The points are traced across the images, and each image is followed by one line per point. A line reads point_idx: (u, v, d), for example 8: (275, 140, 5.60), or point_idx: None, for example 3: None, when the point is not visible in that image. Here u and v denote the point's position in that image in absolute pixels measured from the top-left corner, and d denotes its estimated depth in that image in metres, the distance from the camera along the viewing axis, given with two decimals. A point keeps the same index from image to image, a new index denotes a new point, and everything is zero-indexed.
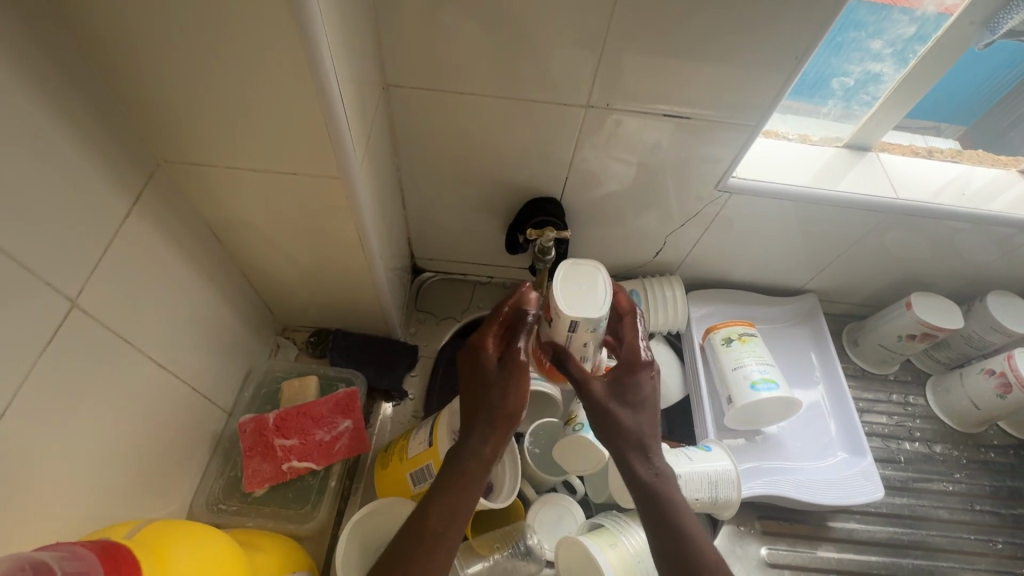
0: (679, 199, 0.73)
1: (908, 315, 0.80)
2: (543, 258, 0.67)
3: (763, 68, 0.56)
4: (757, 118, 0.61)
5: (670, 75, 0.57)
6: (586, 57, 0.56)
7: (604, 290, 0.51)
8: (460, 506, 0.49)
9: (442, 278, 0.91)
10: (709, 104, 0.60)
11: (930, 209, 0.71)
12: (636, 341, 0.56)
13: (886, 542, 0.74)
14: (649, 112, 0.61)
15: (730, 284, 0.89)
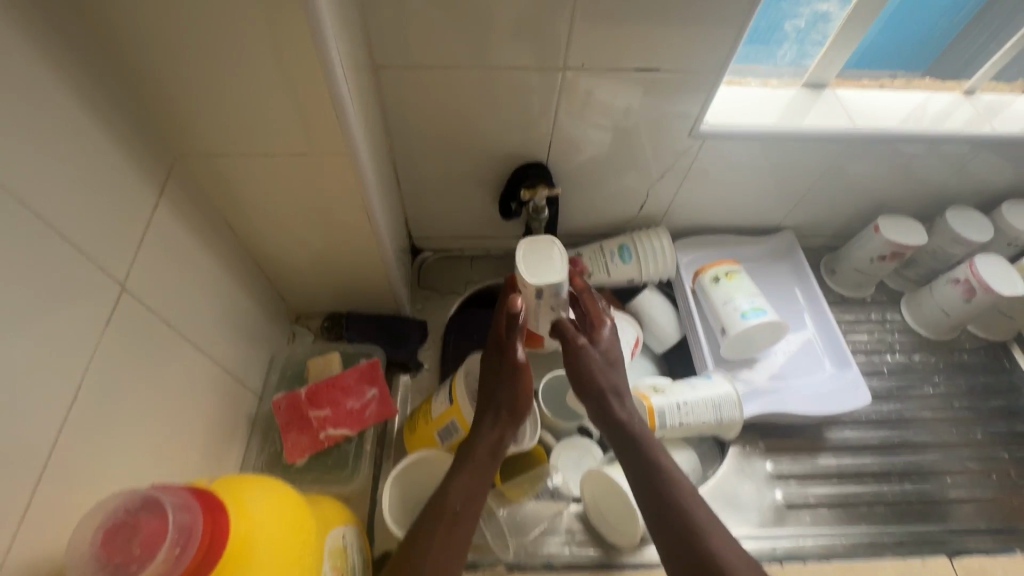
0: (657, 153, 0.78)
1: (877, 237, 0.86)
2: (538, 216, 0.77)
3: (722, 16, 0.60)
4: (721, 64, 0.65)
5: (638, 31, 0.61)
6: (559, 20, 0.59)
7: (560, 259, 0.60)
8: (473, 491, 0.57)
9: (441, 255, 0.95)
10: (674, 59, 0.64)
11: (886, 134, 0.77)
12: (598, 309, 0.69)
13: (878, 445, 0.81)
14: (622, 69, 0.65)
15: (713, 229, 0.94)
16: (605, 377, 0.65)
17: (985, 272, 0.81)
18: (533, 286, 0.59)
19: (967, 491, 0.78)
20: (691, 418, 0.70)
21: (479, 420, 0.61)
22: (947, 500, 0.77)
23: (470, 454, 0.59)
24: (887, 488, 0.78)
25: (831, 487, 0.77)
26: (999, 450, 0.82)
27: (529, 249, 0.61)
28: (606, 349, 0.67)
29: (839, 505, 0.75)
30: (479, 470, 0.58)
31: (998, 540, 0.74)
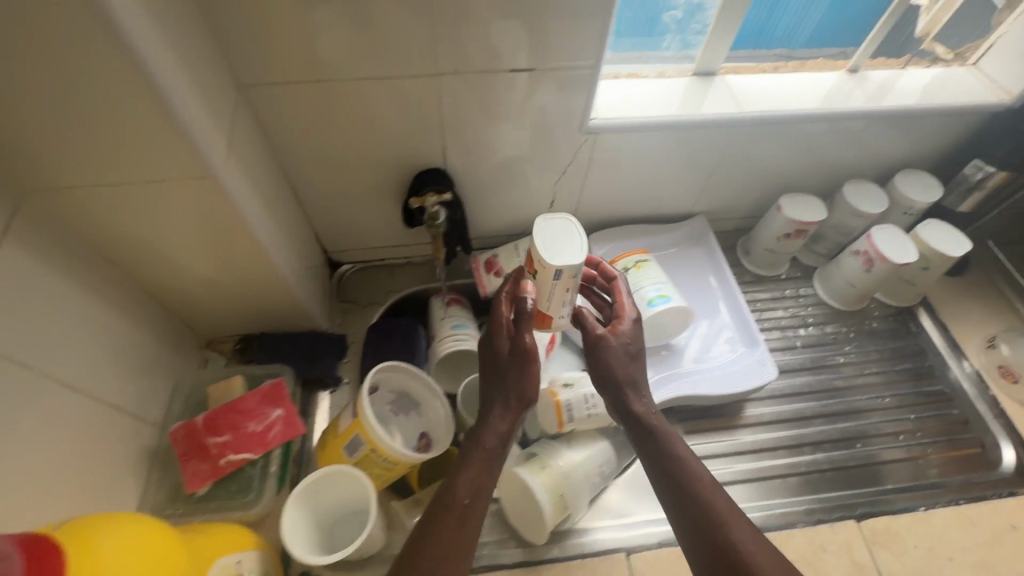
0: (554, 150, 0.79)
1: (780, 216, 0.89)
2: (434, 222, 0.75)
3: (582, 12, 0.61)
4: (594, 60, 0.66)
5: (502, 32, 0.61)
6: (421, 28, 0.59)
7: (580, 238, 0.54)
8: (482, 484, 0.55)
9: (360, 267, 0.94)
10: (546, 57, 0.65)
11: (772, 117, 0.80)
12: (624, 300, 0.66)
13: (792, 417, 0.84)
14: (496, 72, 0.66)
15: (628, 220, 0.96)
16: (625, 368, 0.62)
17: (881, 242, 0.84)
18: (552, 266, 0.53)
19: (877, 454, 0.81)
20: (601, 409, 0.71)
21: (488, 408, 0.60)
22: (859, 465, 0.80)
23: (478, 446, 0.57)
24: (802, 459, 0.80)
25: (747, 463, 0.79)
26: (908, 411, 0.86)
27: (547, 227, 0.55)
28: (633, 337, 0.63)
29: (754, 481, 0.78)
30: (485, 467, 0.56)
31: (905, 498, 0.77)
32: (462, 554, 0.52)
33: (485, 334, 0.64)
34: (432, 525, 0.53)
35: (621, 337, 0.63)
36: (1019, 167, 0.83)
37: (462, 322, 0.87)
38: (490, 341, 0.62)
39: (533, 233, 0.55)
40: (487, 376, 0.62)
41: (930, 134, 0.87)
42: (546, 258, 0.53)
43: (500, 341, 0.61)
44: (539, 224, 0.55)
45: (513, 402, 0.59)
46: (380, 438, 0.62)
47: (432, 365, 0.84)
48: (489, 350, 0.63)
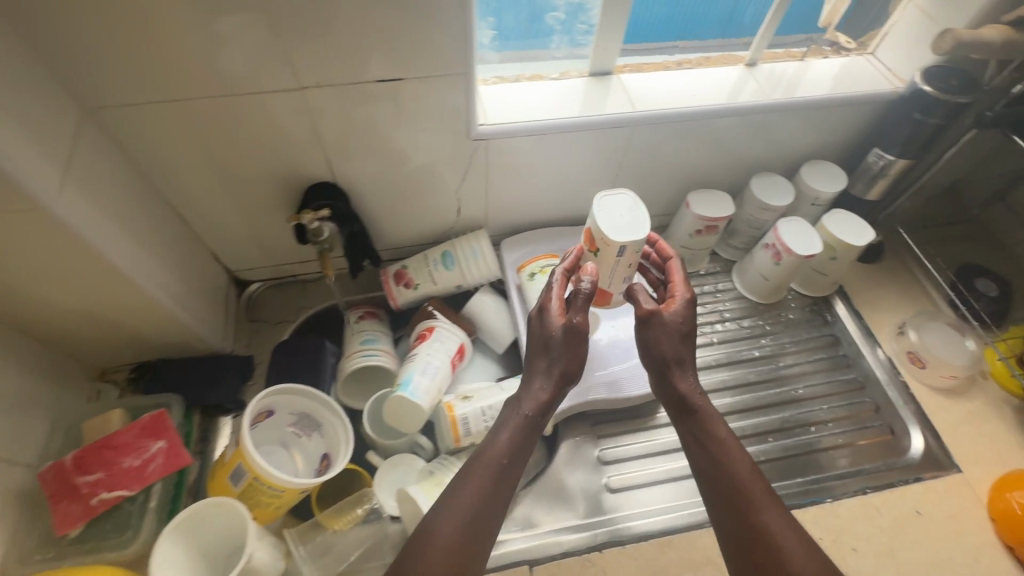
0: (447, 158, 0.77)
1: (689, 213, 0.88)
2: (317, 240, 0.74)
3: (439, 18, 0.60)
4: (464, 66, 0.65)
5: (359, 43, 0.60)
6: (271, 41, 0.58)
7: (642, 215, 0.63)
8: (518, 458, 0.60)
9: (270, 285, 0.92)
10: (412, 66, 0.64)
11: (665, 115, 0.79)
12: (677, 280, 0.68)
13: None
14: (364, 82, 0.64)
15: (543, 223, 0.95)
16: (678, 347, 0.65)
17: (786, 235, 0.85)
18: (619, 243, 0.61)
19: (787, 447, 0.81)
20: None
21: (530, 378, 0.64)
22: (770, 459, 0.80)
23: (512, 423, 0.61)
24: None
25: (663, 465, 0.78)
26: (819, 402, 0.86)
27: (609, 207, 0.64)
28: (683, 318, 0.65)
29: (669, 482, 0.76)
30: (519, 447, 0.60)
31: (813, 491, 0.78)
32: (490, 534, 0.56)
33: (535, 306, 0.66)
34: (470, 505, 0.56)
35: (673, 313, 0.65)
36: (917, 155, 0.83)
37: (372, 336, 0.85)
38: (541, 315, 0.65)
39: (590, 213, 0.63)
40: (533, 346, 0.65)
41: (835, 125, 0.87)
42: (610, 235, 0.62)
43: (548, 319, 0.64)
44: (598, 203, 0.64)
45: (555, 374, 0.63)
46: (262, 468, 0.61)
47: (341, 382, 0.82)
48: (537, 321, 0.65)
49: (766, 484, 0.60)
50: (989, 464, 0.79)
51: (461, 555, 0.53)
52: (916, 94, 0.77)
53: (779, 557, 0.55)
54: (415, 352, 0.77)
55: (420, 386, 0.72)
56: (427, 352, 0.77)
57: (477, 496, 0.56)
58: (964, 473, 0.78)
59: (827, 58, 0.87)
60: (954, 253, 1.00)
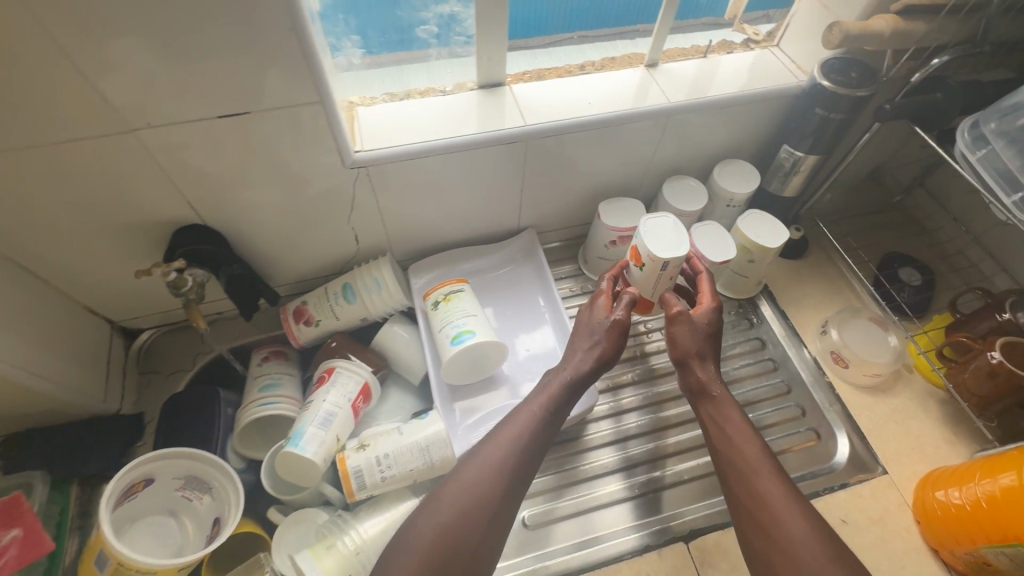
0: (326, 187, 0.73)
1: (600, 224, 0.85)
2: (180, 288, 0.69)
3: (273, 48, 0.55)
4: (317, 94, 0.61)
5: (186, 78, 0.55)
6: (81, 83, 0.53)
7: (682, 237, 0.75)
8: (534, 449, 0.66)
9: (163, 332, 0.86)
10: (254, 97, 0.59)
11: (561, 125, 0.75)
12: (708, 291, 0.76)
13: (625, 437, 0.81)
14: (205, 118, 0.59)
15: (454, 244, 0.91)
16: (700, 343, 0.72)
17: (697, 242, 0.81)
18: (659, 257, 0.73)
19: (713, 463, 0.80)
20: (395, 470, 0.66)
21: (572, 354, 0.73)
22: (701, 476, 0.79)
23: (553, 388, 0.70)
24: (650, 476, 0.79)
25: (604, 487, 0.78)
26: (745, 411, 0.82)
27: (653, 230, 0.75)
28: (708, 321, 0.73)
29: (613, 504, 0.76)
30: (555, 412, 0.69)
31: None
32: (512, 502, 0.62)
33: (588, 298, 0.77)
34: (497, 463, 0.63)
35: (701, 316, 0.74)
36: (825, 150, 0.80)
37: (273, 382, 0.79)
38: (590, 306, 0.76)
39: (640, 235, 0.75)
40: (580, 330, 0.75)
41: (746, 123, 0.84)
42: (659, 253, 0.73)
43: (597, 307, 0.75)
44: (645, 226, 0.75)
45: (590, 355, 0.72)
46: (123, 554, 0.56)
47: (237, 433, 0.77)
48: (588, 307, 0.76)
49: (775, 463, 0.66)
50: (915, 462, 0.78)
51: (483, 507, 0.61)
52: (815, 89, 0.74)
53: (772, 521, 0.61)
54: (311, 400, 0.72)
55: (312, 440, 0.68)
56: (324, 398, 0.72)
57: (502, 461, 0.64)
58: (890, 474, 0.77)
59: (732, 53, 0.84)
60: (878, 243, 0.98)
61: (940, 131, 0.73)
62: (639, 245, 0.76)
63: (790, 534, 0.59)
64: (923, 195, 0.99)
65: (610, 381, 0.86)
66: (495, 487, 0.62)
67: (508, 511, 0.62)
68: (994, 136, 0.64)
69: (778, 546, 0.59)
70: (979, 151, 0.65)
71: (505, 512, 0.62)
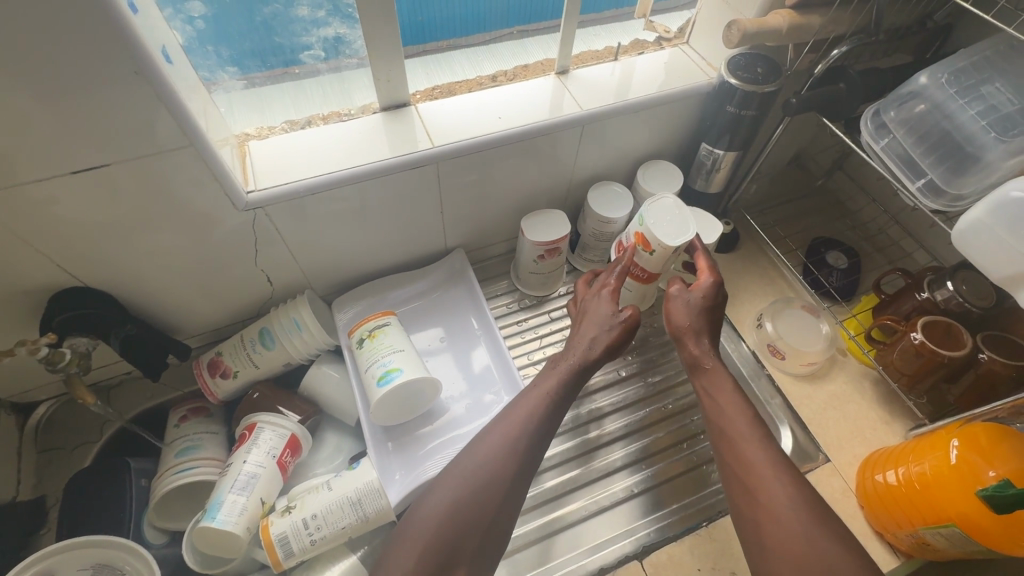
0: (221, 233, 0.67)
1: (525, 239, 0.83)
2: (55, 362, 0.63)
3: (121, 94, 0.49)
4: (186, 137, 0.55)
5: (21, 135, 0.48)
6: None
7: (686, 219, 0.71)
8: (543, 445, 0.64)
9: (65, 402, 0.78)
10: (112, 149, 0.53)
11: (471, 144, 0.71)
12: (709, 265, 0.72)
13: (590, 450, 0.79)
14: (56, 175, 0.53)
15: (381, 272, 0.86)
16: (693, 318, 0.69)
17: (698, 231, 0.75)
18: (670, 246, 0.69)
19: (663, 471, 0.78)
20: (327, 530, 0.62)
21: (586, 326, 0.71)
22: (651, 486, 0.76)
23: (560, 372, 0.68)
24: (637, 477, 0.77)
25: (540, 519, 0.73)
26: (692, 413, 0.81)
27: (656, 216, 0.71)
28: (705, 296, 0.70)
29: (561, 530, 0.73)
30: (563, 395, 0.67)
31: (688, 517, 0.74)
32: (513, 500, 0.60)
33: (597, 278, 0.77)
34: (484, 463, 0.61)
35: (697, 293, 0.71)
36: (742, 146, 0.80)
37: (192, 444, 0.73)
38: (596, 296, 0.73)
39: (644, 221, 0.71)
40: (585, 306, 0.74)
41: (666, 123, 0.83)
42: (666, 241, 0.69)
43: (602, 298, 0.72)
44: (648, 212, 0.71)
45: (597, 334, 0.69)
46: None
47: (153, 506, 0.70)
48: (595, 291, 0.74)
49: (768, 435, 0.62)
50: (855, 447, 0.79)
51: (477, 508, 0.58)
52: (723, 86, 0.73)
53: (757, 490, 0.58)
54: (231, 462, 0.67)
55: (231, 509, 0.62)
56: (244, 459, 0.66)
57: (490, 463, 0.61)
58: (831, 461, 0.78)
59: (644, 53, 0.83)
60: (805, 228, 1.00)
61: (847, 119, 0.74)
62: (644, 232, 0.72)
63: (773, 497, 0.57)
64: (842, 177, 1.01)
65: (602, 379, 0.85)
66: (481, 488, 0.59)
67: (506, 514, 0.60)
68: (894, 124, 0.64)
69: (761, 515, 0.57)
70: (882, 140, 0.65)
71: (501, 516, 0.60)
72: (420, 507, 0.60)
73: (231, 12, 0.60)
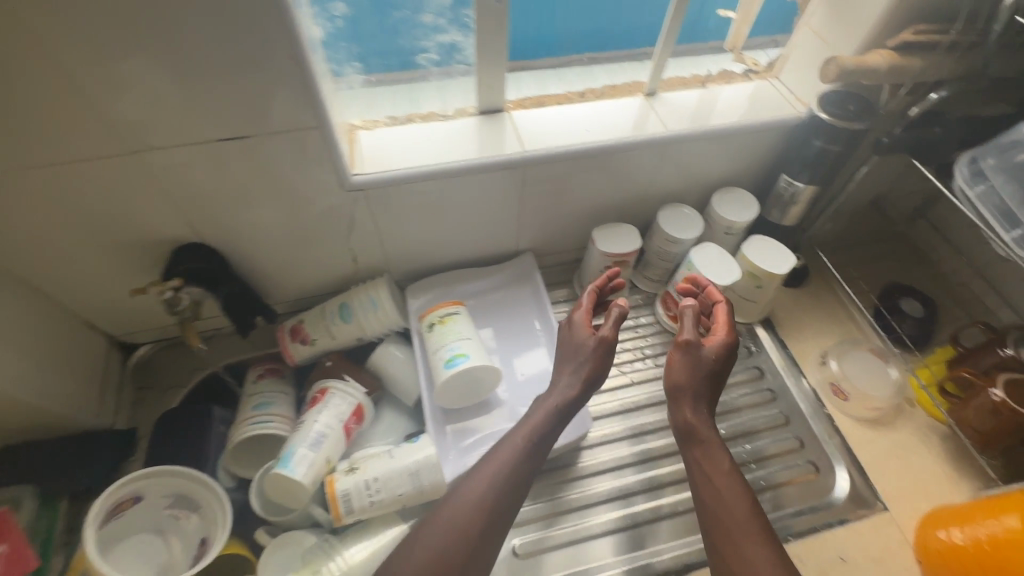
0: (325, 210, 0.73)
1: (595, 249, 0.85)
2: (176, 306, 0.71)
3: (275, 80, 0.57)
4: (315, 119, 0.61)
5: (186, 101, 0.56)
6: (78, 104, 0.54)
7: (730, 264, 0.81)
8: (523, 480, 0.65)
9: (162, 347, 0.86)
10: (255, 122, 0.60)
11: (557, 152, 0.75)
12: (721, 321, 0.73)
13: (632, 462, 0.79)
14: (204, 141, 0.60)
15: (452, 266, 0.92)
16: (694, 380, 0.70)
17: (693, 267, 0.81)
18: (721, 284, 0.79)
19: None
20: (385, 494, 0.66)
21: (568, 365, 0.72)
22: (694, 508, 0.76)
23: (545, 409, 0.69)
24: (682, 496, 0.77)
25: (565, 525, 0.74)
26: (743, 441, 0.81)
27: (705, 261, 0.81)
28: (716, 355, 0.71)
29: (589, 538, 0.74)
30: (550, 428, 0.68)
31: None
32: (498, 534, 0.63)
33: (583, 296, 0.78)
34: (480, 492, 0.63)
35: (709, 350, 0.71)
36: (824, 181, 0.80)
37: (268, 400, 0.79)
38: (579, 322, 0.75)
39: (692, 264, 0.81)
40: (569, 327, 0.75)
41: (747, 152, 0.84)
42: (717, 281, 0.79)
43: (577, 324, 0.74)
44: (695, 257, 0.81)
45: (574, 381, 0.70)
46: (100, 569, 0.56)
47: (228, 452, 0.77)
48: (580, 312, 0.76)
49: (762, 522, 0.63)
50: (916, 500, 0.76)
51: (465, 542, 0.61)
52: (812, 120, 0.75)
53: None
54: (302, 420, 0.72)
55: (301, 461, 0.67)
56: (315, 419, 0.71)
57: (478, 514, 0.62)
58: (890, 510, 0.75)
59: (732, 83, 0.85)
60: (878, 273, 0.98)
61: (939, 165, 0.73)
62: (693, 276, 0.82)
63: None
64: (925, 225, 0.98)
65: (654, 395, 0.86)
66: (463, 543, 0.61)
67: (490, 549, 0.62)
68: (992, 171, 0.64)
69: None
70: (977, 186, 0.65)
71: (489, 547, 0.62)
72: (421, 535, 0.62)
73: (367, 13, 0.67)
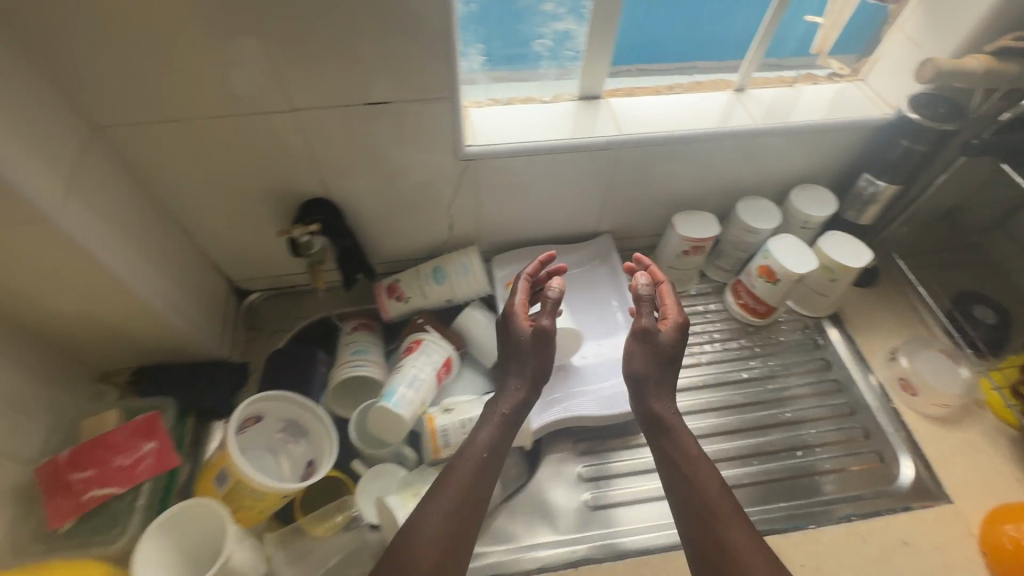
0: (435, 178, 0.81)
1: (675, 234, 0.90)
2: (309, 251, 0.78)
3: (423, 54, 0.64)
4: (447, 91, 0.69)
5: (347, 68, 0.64)
6: (261, 65, 0.62)
7: (807, 254, 0.84)
8: (496, 451, 0.68)
9: (271, 296, 0.96)
10: (397, 91, 0.68)
11: (650, 138, 0.81)
12: (669, 304, 0.76)
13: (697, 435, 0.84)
14: (351, 105, 0.68)
15: (534, 242, 0.98)
16: (655, 367, 0.71)
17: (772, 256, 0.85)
18: (798, 274, 0.83)
19: (770, 470, 0.81)
20: None
21: (507, 361, 0.73)
22: (757, 482, 0.80)
23: (515, 394, 0.72)
24: (745, 470, 0.81)
25: (633, 485, 0.79)
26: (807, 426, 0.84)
27: (783, 250, 0.84)
28: (672, 342, 0.72)
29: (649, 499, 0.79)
30: (516, 413, 0.71)
31: (793, 517, 0.77)
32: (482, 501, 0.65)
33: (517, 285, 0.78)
34: (471, 462, 0.66)
35: (666, 336, 0.73)
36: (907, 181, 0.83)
37: (364, 347, 0.87)
38: (509, 317, 0.75)
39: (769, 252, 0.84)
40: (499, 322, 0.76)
41: (830, 150, 0.88)
42: (794, 270, 0.83)
43: (517, 315, 0.74)
44: (774, 247, 0.84)
45: (523, 373, 0.72)
46: (245, 473, 0.63)
47: (330, 390, 0.85)
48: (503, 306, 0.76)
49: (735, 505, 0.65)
50: (983, 496, 0.77)
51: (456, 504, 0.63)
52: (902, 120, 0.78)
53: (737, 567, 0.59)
54: (400, 364, 0.79)
55: (403, 398, 0.75)
56: (413, 364, 0.78)
57: (463, 476, 0.65)
58: (955, 504, 0.77)
59: (818, 83, 0.88)
60: (950, 279, 0.99)
61: None
62: (769, 264, 0.85)
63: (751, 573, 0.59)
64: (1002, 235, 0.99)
65: (721, 376, 0.89)
66: (459, 506, 0.63)
67: (476, 515, 0.65)
68: None
69: None
70: None
71: (476, 514, 0.64)
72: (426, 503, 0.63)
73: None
